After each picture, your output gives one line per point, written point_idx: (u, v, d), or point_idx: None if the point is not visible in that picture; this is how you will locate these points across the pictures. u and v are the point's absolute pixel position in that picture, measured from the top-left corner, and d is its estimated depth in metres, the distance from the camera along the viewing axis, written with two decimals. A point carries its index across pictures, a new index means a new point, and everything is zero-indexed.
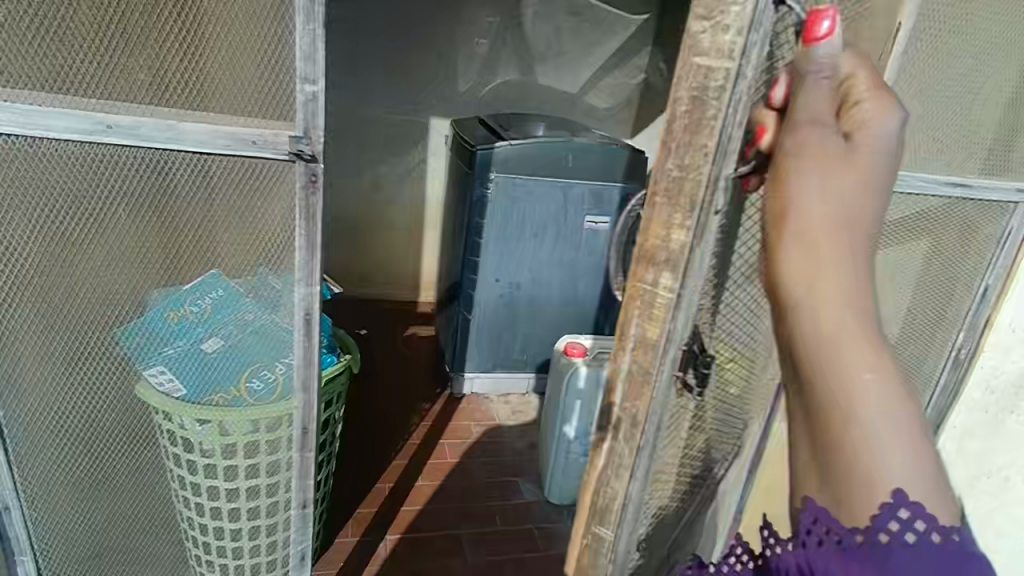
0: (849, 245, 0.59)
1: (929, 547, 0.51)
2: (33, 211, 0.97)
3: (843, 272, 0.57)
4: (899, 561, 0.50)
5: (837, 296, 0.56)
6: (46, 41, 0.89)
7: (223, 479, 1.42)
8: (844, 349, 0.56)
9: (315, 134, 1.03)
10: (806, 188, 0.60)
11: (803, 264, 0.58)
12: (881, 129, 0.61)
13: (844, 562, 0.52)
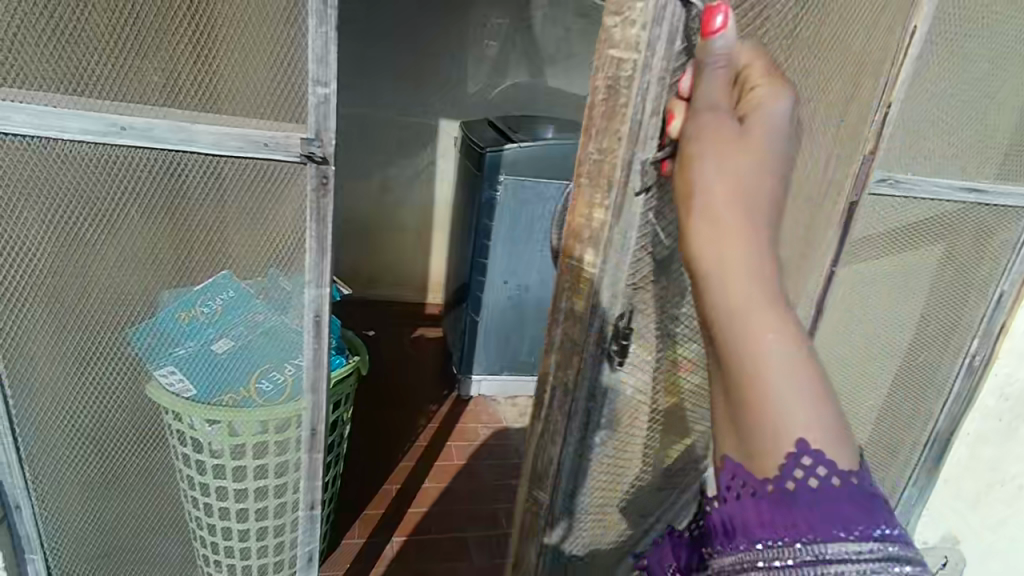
0: (757, 215, 0.57)
1: (833, 490, 0.51)
2: (46, 211, 0.97)
3: (753, 240, 0.56)
4: (806, 505, 0.51)
5: (746, 266, 0.55)
6: (62, 43, 0.90)
7: (232, 480, 1.42)
8: (750, 316, 0.53)
9: (326, 136, 1.04)
10: (712, 163, 0.59)
11: (711, 235, 0.56)
12: (774, 110, 0.63)
13: (759, 512, 0.52)
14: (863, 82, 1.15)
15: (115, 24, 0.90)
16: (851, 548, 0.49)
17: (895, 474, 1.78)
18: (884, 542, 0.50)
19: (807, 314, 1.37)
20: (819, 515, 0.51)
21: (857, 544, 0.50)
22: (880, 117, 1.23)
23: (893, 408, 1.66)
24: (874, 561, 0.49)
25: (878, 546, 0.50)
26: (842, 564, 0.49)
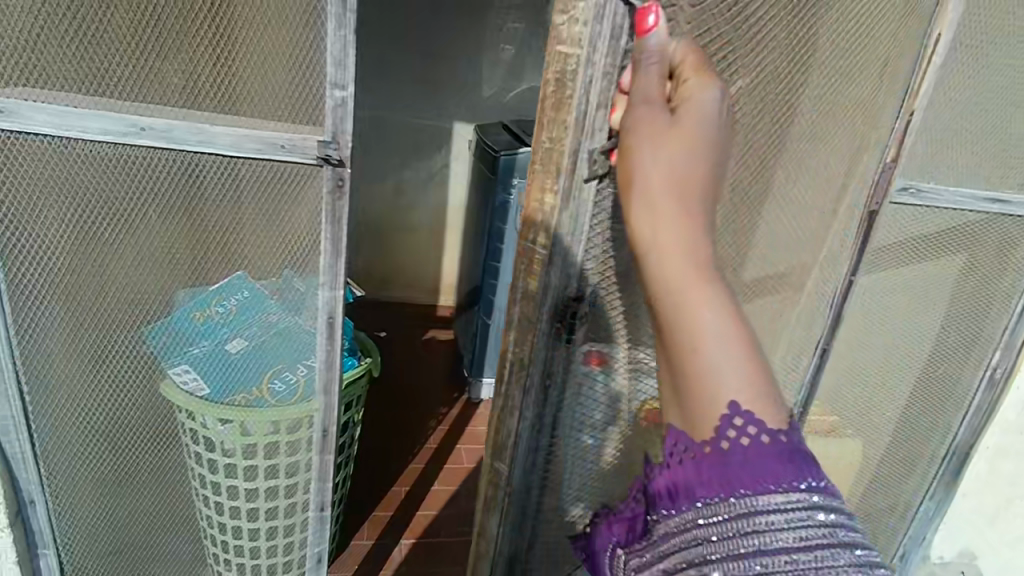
0: (692, 196, 0.59)
1: (762, 448, 0.56)
2: (66, 210, 0.98)
3: (686, 222, 0.59)
4: (738, 463, 0.56)
5: (679, 247, 0.58)
6: (84, 45, 0.90)
7: (242, 480, 1.41)
8: (684, 290, 0.57)
9: (343, 139, 1.04)
10: (651, 151, 0.62)
11: (648, 221, 0.60)
12: (707, 96, 0.64)
13: (699, 474, 0.58)
14: (884, 92, 1.14)
15: (137, 26, 0.91)
16: (779, 499, 0.55)
17: (913, 488, 1.74)
18: (808, 492, 0.55)
19: (824, 323, 1.35)
20: (750, 471, 0.56)
21: (784, 495, 0.55)
22: (901, 125, 1.20)
23: (911, 421, 1.63)
24: (798, 510, 0.54)
25: (803, 497, 0.55)
26: (770, 514, 0.54)
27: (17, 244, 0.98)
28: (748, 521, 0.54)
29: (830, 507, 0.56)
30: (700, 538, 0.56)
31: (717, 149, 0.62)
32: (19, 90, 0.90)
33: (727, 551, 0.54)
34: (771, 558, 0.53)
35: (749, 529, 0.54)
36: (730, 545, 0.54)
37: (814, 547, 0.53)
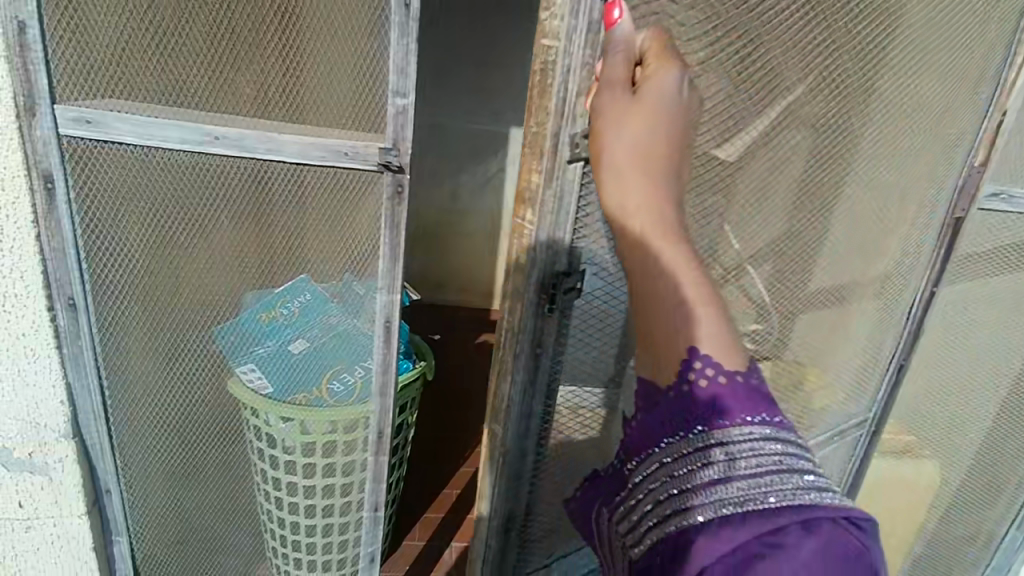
0: (656, 166, 0.61)
1: (720, 386, 0.58)
2: (145, 215, 1.03)
3: (654, 189, 0.60)
4: (698, 400, 0.58)
5: (645, 210, 0.60)
6: (164, 58, 0.94)
7: (302, 476, 1.43)
8: (648, 250, 0.59)
9: (404, 146, 1.06)
10: (614, 128, 0.62)
11: (617, 188, 0.61)
12: (666, 79, 0.64)
13: (666, 416, 0.60)
14: (970, 93, 1.25)
15: (214, 40, 0.95)
16: (734, 432, 0.57)
17: (997, 516, 1.81)
18: (762, 426, 0.57)
19: (902, 331, 1.48)
20: (706, 406, 0.58)
21: (741, 429, 0.57)
22: (992, 126, 1.30)
23: (996, 445, 1.71)
24: (752, 441, 0.56)
25: (757, 430, 0.57)
26: (725, 447, 0.56)
27: (100, 247, 1.03)
28: (705, 453, 0.57)
29: (784, 439, 0.57)
30: (663, 477, 0.59)
31: (678, 124, 0.62)
32: (104, 101, 0.95)
33: (686, 484, 0.57)
34: (724, 486, 0.55)
35: (706, 460, 0.57)
36: (690, 477, 0.57)
37: (767, 474, 0.54)
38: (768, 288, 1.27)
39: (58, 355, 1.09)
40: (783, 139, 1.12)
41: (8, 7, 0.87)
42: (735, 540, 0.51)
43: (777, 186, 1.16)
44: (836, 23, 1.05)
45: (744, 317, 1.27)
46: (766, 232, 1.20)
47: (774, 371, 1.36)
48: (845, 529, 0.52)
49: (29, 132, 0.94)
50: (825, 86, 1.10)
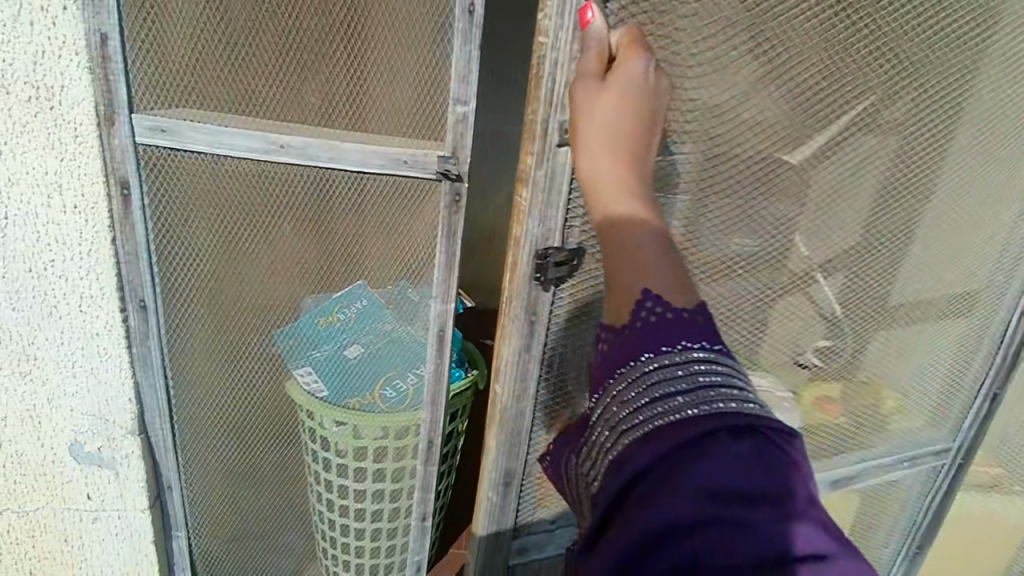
0: (627, 144, 0.64)
1: (669, 317, 0.56)
2: (213, 219, 1.06)
3: (622, 152, 0.63)
4: (646, 334, 0.57)
5: (613, 180, 0.62)
6: (234, 69, 0.97)
7: (353, 480, 1.37)
8: (611, 210, 0.61)
9: (463, 154, 1.04)
10: (588, 114, 0.66)
11: (591, 164, 0.64)
12: (632, 67, 0.69)
13: (620, 355, 0.58)
14: None
15: (282, 50, 0.96)
16: (676, 358, 0.56)
17: None
18: (704, 350, 0.56)
19: (990, 355, 1.37)
20: (656, 332, 0.56)
21: (682, 353, 0.56)
22: None
23: None
24: (693, 362, 0.55)
25: (698, 353, 0.56)
26: (668, 371, 0.55)
27: (170, 249, 1.06)
28: (654, 374, 0.56)
29: (724, 362, 0.56)
30: (616, 403, 0.57)
31: (646, 103, 0.66)
32: (177, 110, 0.98)
33: (630, 407, 0.55)
34: (665, 404, 0.54)
35: (650, 385, 0.55)
36: (636, 402, 0.55)
37: (703, 391, 0.54)
38: (839, 300, 1.19)
39: (128, 354, 1.12)
40: (854, 149, 1.06)
41: (91, 20, 0.90)
42: (663, 445, 0.51)
43: (858, 193, 1.10)
44: (911, 31, 0.98)
45: (807, 330, 1.21)
46: (839, 241, 1.13)
47: (843, 393, 1.30)
48: (773, 440, 0.52)
49: (107, 140, 0.97)
50: (904, 96, 1.03)
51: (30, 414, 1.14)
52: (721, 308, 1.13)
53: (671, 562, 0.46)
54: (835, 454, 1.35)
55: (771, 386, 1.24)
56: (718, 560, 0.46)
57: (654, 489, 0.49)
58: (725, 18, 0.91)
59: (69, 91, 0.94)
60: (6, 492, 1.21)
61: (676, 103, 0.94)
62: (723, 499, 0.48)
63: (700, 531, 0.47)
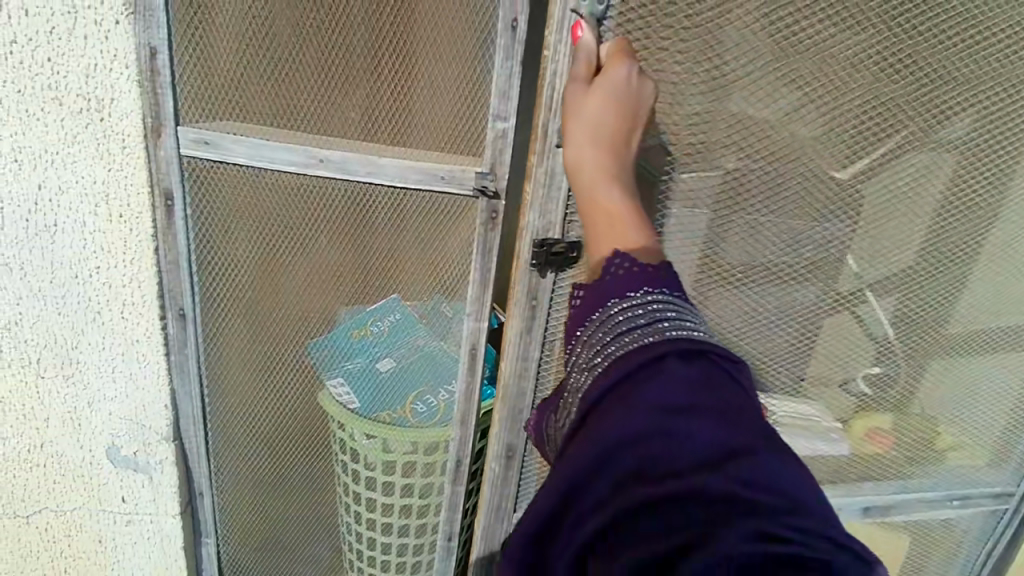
0: (608, 145, 0.83)
1: (632, 270, 0.72)
2: (255, 231, 1.07)
3: (603, 150, 0.82)
4: (611, 283, 0.73)
5: (596, 174, 0.82)
6: (278, 84, 0.97)
7: (381, 494, 1.28)
8: (593, 196, 0.81)
9: (500, 170, 1.02)
10: (576, 119, 0.84)
11: (578, 161, 0.83)
12: (616, 75, 0.86)
13: (590, 303, 0.74)
14: None
15: (325, 65, 0.97)
16: (639, 299, 0.70)
17: None
18: (663, 293, 0.70)
19: None
20: (623, 281, 0.72)
21: (644, 295, 0.70)
22: None
23: None
24: (651, 300, 0.69)
25: (657, 295, 0.70)
26: (632, 309, 0.69)
27: (211, 259, 1.08)
28: (620, 315, 0.70)
29: (680, 304, 0.70)
30: (589, 342, 0.71)
31: (624, 109, 0.85)
32: (222, 124, 0.99)
33: (599, 342, 0.70)
34: (626, 335, 0.67)
35: (616, 322, 0.70)
36: (605, 337, 0.70)
37: (660, 324, 0.67)
38: (890, 324, 1.12)
39: (165, 361, 1.14)
40: (893, 171, 1.01)
41: (142, 34, 0.92)
42: (621, 367, 0.65)
43: (907, 214, 1.04)
44: (932, 46, 0.93)
45: (855, 356, 1.15)
46: (892, 261, 1.07)
47: (895, 426, 1.22)
48: (715, 364, 0.65)
49: (153, 151, 0.99)
50: (929, 111, 0.97)
51: (72, 415, 1.17)
52: (753, 322, 1.12)
53: (617, 471, 0.60)
54: (878, 486, 1.28)
55: (817, 413, 1.20)
56: (659, 466, 0.58)
57: (611, 409, 0.63)
58: (731, 32, 0.92)
59: (118, 103, 0.95)
60: (46, 490, 1.24)
61: (677, 111, 0.96)
62: (667, 412, 0.60)
63: (643, 442, 0.59)
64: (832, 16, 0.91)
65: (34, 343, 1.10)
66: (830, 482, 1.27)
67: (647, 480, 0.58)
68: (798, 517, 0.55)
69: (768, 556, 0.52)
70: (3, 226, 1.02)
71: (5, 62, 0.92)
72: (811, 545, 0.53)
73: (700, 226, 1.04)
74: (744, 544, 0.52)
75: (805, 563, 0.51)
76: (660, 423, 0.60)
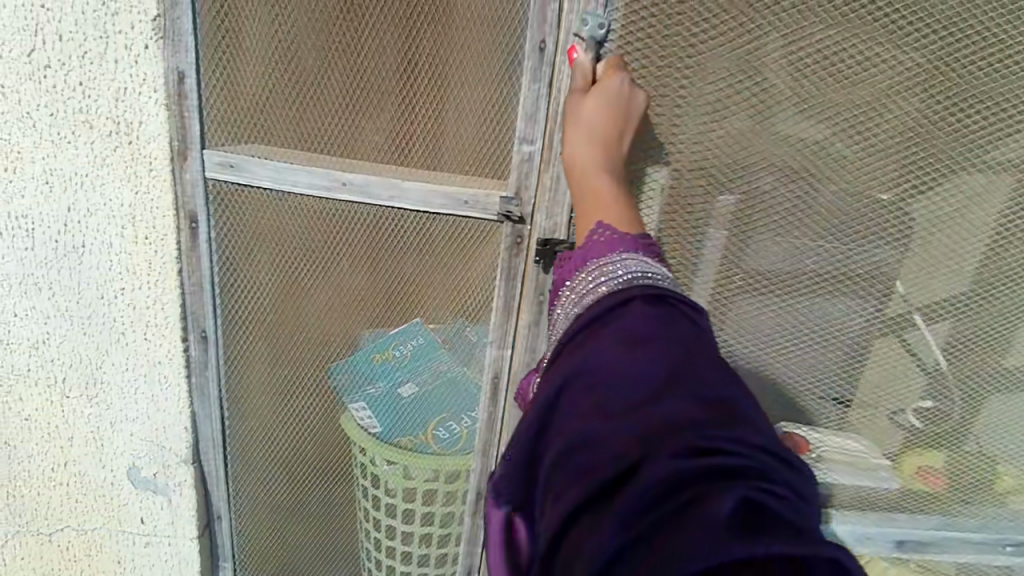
0: (602, 151, 0.86)
1: (612, 240, 0.78)
2: (277, 254, 1.06)
3: (597, 155, 0.86)
4: (591, 248, 0.79)
5: (590, 178, 0.86)
6: (303, 108, 0.97)
7: (401, 522, 1.22)
8: (586, 195, 0.86)
9: (526, 195, 1.00)
10: (574, 126, 0.87)
11: (574, 166, 0.88)
12: (610, 86, 0.86)
13: (570, 266, 0.81)
14: None
15: (350, 89, 0.96)
16: (620, 257, 0.74)
17: None
18: (638, 254, 0.75)
19: None
20: (601, 246, 0.78)
21: (621, 254, 0.75)
22: None
23: None
24: (627, 259, 0.73)
25: (631, 255, 0.74)
26: (613, 261, 0.75)
27: (233, 282, 1.08)
28: (598, 271, 0.75)
29: (647, 261, 0.74)
30: (569, 298, 0.77)
31: (617, 117, 0.86)
32: (246, 147, 1.00)
33: (579, 293, 0.75)
34: (601, 285, 0.73)
35: (594, 276, 0.75)
36: (584, 288, 0.75)
37: (631, 277, 0.71)
38: (944, 355, 1.04)
39: (186, 383, 1.13)
40: (942, 193, 0.95)
41: (170, 59, 0.93)
42: (590, 311, 0.70)
43: (962, 237, 0.97)
44: (964, 63, 0.88)
45: (903, 390, 1.07)
46: (945, 287, 1.00)
47: (948, 466, 1.14)
48: (680, 309, 0.67)
49: (179, 174, 1.00)
50: (943, 128, 0.91)
51: (94, 435, 1.17)
52: (788, 347, 1.06)
53: (580, 398, 0.61)
54: (929, 528, 1.18)
55: (864, 449, 1.13)
56: (615, 389, 0.59)
57: (584, 346, 0.66)
58: (759, 52, 0.89)
59: (146, 126, 0.96)
60: (68, 509, 1.24)
61: (700, 131, 0.94)
62: (629, 344, 0.62)
63: (605, 369, 0.61)
64: (846, 35, 0.87)
65: (61, 363, 1.11)
66: (866, 513, 1.18)
67: (603, 402, 0.59)
68: (739, 433, 0.54)
69: (703, 467, 0.50)
70: (33, 246, 1.03)
71: (39, 86, 0.94)
72: (749, 457, 0.52)
73: (733, 248, 1.00)
74: (680, 453, 0.51)
75: (740, 470, 0.50)
76: (619, 352, 0.62)
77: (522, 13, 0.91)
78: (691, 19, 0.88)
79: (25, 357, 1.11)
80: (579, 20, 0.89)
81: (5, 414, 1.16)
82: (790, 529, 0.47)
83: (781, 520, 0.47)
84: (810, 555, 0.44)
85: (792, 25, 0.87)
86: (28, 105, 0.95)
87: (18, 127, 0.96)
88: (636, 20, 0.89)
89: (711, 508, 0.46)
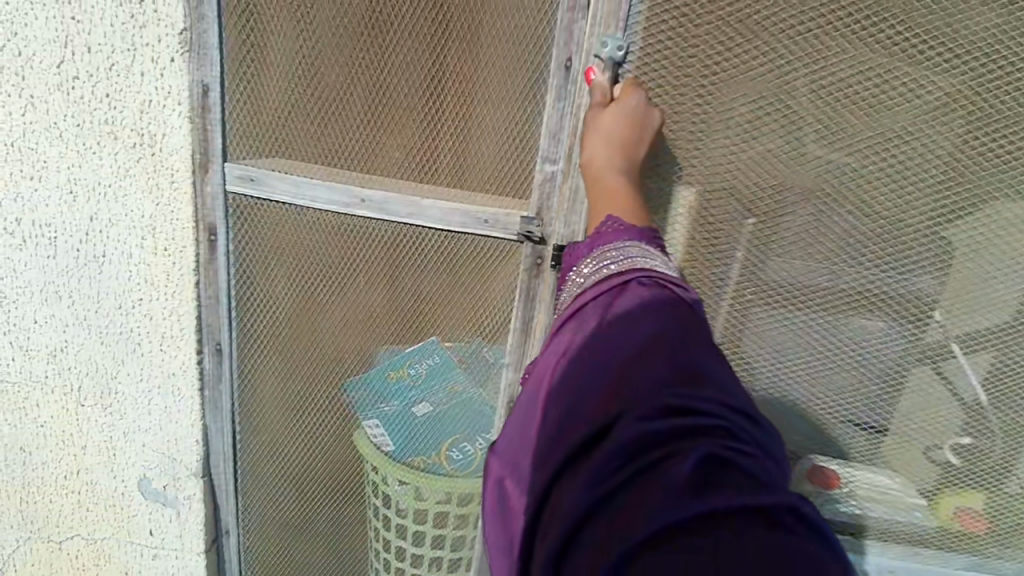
0: (618, 151, 0.83)
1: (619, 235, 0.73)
2: (294, 269, 1.05)
3: (613, 154, 0.82)
4: (598, 244, 0.74)
5: (605, 178, 0.82)
6: (324, 123, 0.97)
7: (411, 544, 1.18)
8: (599, 192, 0.82)
9: (547, 215, 0.97)
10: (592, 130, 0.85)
11: (589, 166, 0.84)
12: (630, 98, 0.85)
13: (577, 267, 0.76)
14: None
15: (371, 105, 0.95)
16: (626, 244, 0.70)
17: None
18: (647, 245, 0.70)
19: None
20: (605, 240, 0.74)
21: (630, 243, 0.70)
22: None
23: None
24: (630, 245, 0.70)
25: (631, 242, 0.70)
26: (620, 245, 0.71)
27: (249, 295, 1.07)
28: (602, 257, 0.71)
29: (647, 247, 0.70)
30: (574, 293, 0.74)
31: (633, 125, 0.84)
32: (267, 161, 1.00)
33: (584, 281, 0.72)
34: (605, 271, 0.69)
35: (598, 261, 0.71)
36: (589, 275, 0.71)
37: (630, 264, 0.67)
38: (986, 391, 0.98)
39: (199, 396, 1.13)
40: (985, 219, 0.89)
41: (195, 72, 0.93)
42: (588, 293, 0.69)
43: (1008, 266, 0.91)
44: (1007, 86, 0.83)
45: (939, 426, 1.01)
46: (989, 318, 0.94)
47: (988, 507, 1.06)
48: (672, 286, 0.64)
49: (201, 186, 1.00)
50: (969, 152, 0.87)
51: (107, 445, 1.16)
52: (817, 376, 1.02)
53: (568, 375, 0.59)
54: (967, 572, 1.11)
55: (897, 486, 1.07)
56: (599, 359, 0.57)
57: (579, 326, 0.64)
58: (789, 74, 0.86)
59: (169, 139, 0.96)
60: (79, 518, 1.23)
61: (728, 152, 0.91)
62: (619, 319, 0.60)
63: (593, 343, 0.59)
64: (880, 56, 0.84)
65: (77, 371, 1.12)
66: (886, 543, 1.11)
67: (586, 373, 0.57)
68: (716, 395, 0.51)
69: (674, 427, 0.47)
70: (55, 255, 1.04)
71: (67, 97, 0.95)
72: (723, 420, 0.49)
73: (762, 273, 0.96)
74: (652, 413, 0.48)
75: (711, 430, 0.47)
76: (608, 327, 0.60)
77: (546, 31, 0.89)
78: (716, 40, 0.85)
79: (43, 364, 1.11)
80: (599, 41, 0.87)
81: (22, 420, 1.16)
82: (753, 482, 0.43)
83: (747, 475, 0.43)
84: (773, 508, 0.41)
85: (813, 49, 0.85)
86: (56, 116, 0.96)
87: (46, 137, 0.97)
88: (654, 42, 0.87)
89: (673, 466, 0.43)
